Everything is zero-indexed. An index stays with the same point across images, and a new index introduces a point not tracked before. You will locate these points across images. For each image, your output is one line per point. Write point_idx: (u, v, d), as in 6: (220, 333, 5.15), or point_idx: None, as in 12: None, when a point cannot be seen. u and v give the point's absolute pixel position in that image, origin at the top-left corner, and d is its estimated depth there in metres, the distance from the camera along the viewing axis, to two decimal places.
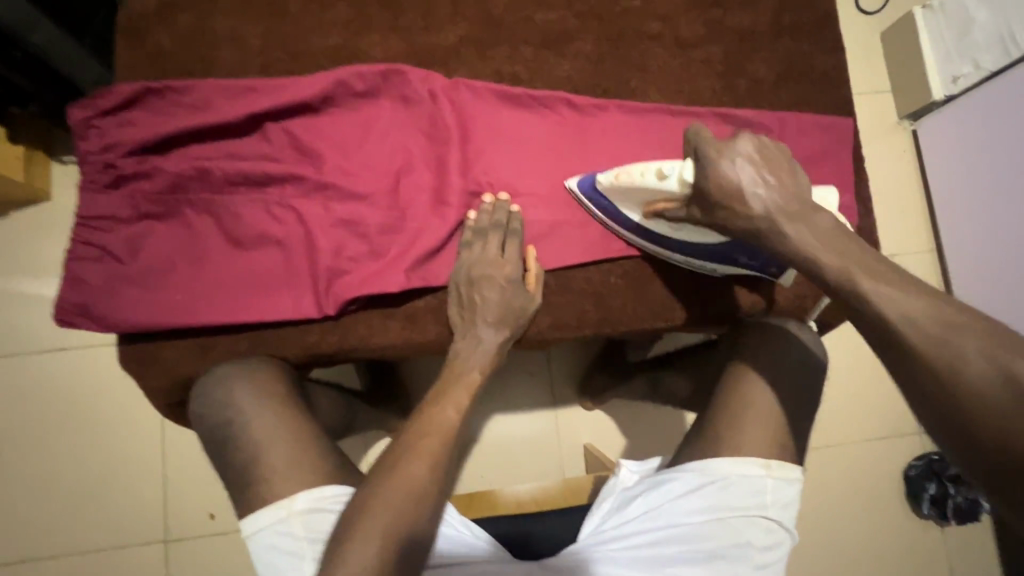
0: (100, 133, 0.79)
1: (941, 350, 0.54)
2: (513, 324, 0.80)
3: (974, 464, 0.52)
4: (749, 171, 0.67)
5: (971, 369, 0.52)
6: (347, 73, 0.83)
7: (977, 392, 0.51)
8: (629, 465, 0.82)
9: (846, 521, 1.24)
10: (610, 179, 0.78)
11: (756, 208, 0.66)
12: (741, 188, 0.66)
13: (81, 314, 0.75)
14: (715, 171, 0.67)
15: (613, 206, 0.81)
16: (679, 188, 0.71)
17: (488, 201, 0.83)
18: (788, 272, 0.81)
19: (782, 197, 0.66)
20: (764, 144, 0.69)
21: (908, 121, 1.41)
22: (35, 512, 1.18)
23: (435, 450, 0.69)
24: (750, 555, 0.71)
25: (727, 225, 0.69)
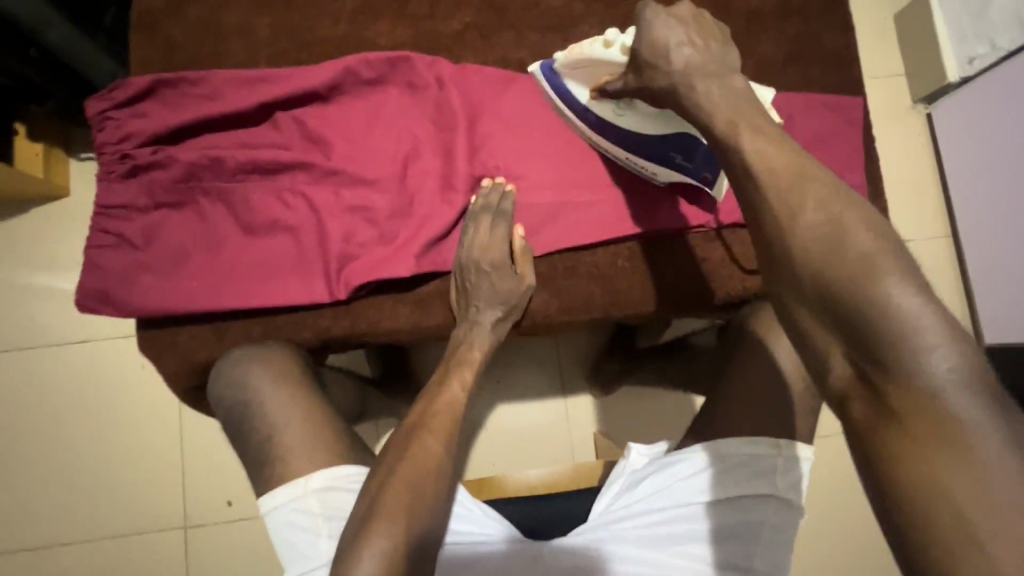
0: (115, 124, 0.81)
1: (781, 204, 0.54)
2: (505, 303, 0.80)
3: (793, 308, 0.52)
4: (682, 31, 0.65)
5: (806, 219, 0.52)
6: (355, 61, 0.84)
7: (804, 237, 0.52)
8: (639, 447, 0.82)
9: (860, 509, 1.23)
10: (563, 56, 0.78)
11: (678, 59, 0.64)
12: (666, 42, 0.65)
13: (101, 300, 0.77)
14: (648, 25, 0.66)
15: (564, 85, 0.81)
16: (619, 57, 0.72)
17: (486, 184, 0.83)
18: (720, 181, 0.80)
19: (704, 58, 0.64)
20: (701, 13, 0.67)
21: (922, 104, 1.39)
22: (60, 498, 1.21)
23: (447, 427, 0.70)
24: (763, 535, 0.72)
25: (648, 87, 0.67)
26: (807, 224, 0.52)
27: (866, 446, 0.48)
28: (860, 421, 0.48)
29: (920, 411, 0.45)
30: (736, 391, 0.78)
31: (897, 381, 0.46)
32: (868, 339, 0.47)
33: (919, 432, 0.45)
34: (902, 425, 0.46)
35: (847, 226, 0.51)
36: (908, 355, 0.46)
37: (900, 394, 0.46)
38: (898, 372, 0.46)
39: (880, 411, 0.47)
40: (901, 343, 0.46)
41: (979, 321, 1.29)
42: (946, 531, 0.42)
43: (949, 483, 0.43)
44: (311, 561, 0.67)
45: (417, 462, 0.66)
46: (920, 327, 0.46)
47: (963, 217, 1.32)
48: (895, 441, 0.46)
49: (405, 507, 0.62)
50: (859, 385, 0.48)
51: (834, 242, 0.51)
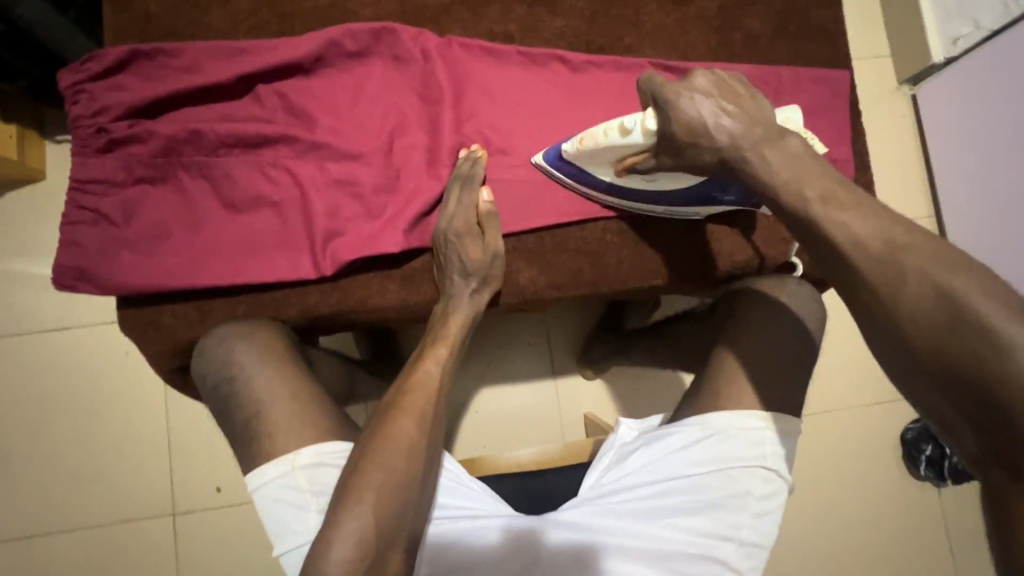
0: (90, 96, 0.78)
1: (883, 277, 0.53)
2: (480, 274, 0.79)
3: (914, 381, 0.52)
4: (710, 103, 0.65)
5: (911, 290, 0.52)
6: (339, 33, 0.82)
7: (910, 308, 0.52)
8: (628, 422, 0.84)
9: (845, 485, 1.25)
10: (575, 146, 0.76)
11: (717, 136, 0.64)
12: (702, 121, 0.65)
13: (79, 278, 0.75)
14: (675, 109, 0.65)
15: (582, 172, 0.80)
16: (645, 138, 0.69)
17: (463, 154, 0.82)
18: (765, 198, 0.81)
19: (745, 126, 0.64)
20: (719, 78, 0.68)
21: (907, 85, 1.40)
22: (43, 487, 1.19)
23: (422, 405, 0.70)
24: (749, 504, 0.73)
25: (694, 162, 0.67)
26: (912, 294, 0.52)
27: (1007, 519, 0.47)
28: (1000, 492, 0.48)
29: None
30: (723, 365, 0.78)
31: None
32: (997, 410, 0.46)
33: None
34: None
35: (952, 282, 0.50)
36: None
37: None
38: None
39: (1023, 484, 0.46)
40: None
41: None
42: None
43: None
44: (299, 537, 0.67)
45: (399, 438, 0.66)
46: None
47: (947, 197, 1.34)
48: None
49: (379, 488, 0.63)
50: (994, 459, 0.48)
51: (952, 316, 0.49)
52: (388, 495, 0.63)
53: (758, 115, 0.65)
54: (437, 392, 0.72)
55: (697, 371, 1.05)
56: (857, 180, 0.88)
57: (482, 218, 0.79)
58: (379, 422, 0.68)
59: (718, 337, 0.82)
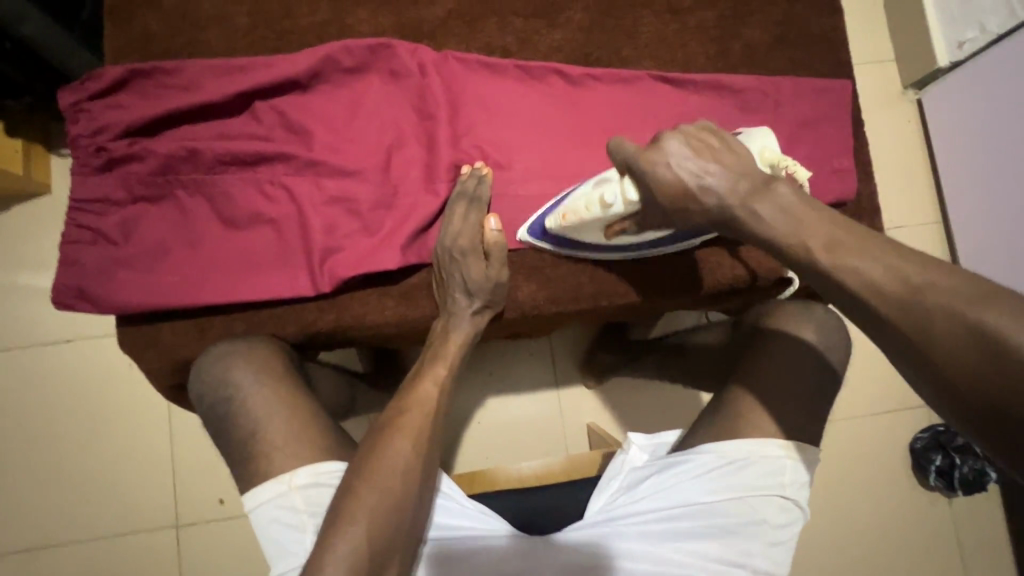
0: (89, 116, 0.79)
1: (908, 310, 0.50)
2: (484, 292, 0.78)
3: (954, 408, 0.49)
4: (690, 162, 0.62)
5: (939, 321, 0.49)
6: (335, 48, 0.82)
7: (945, 343, 0.49)
8: (638, 441, 0.83)
9: (853, 496, 1.23)
10: (558, 222, 0.76)
11: (705, 201, 0.61)
12: (687, 187, 0.62)
13: (78, 297, 0.76)
14: (658, 183, 0.63)
15: (569, 239, 0.79)
16: (626, 208, 0.69)
17: (465, 170, 0.81)
18: None
19: (730, 180, 0.61)
20: (690, 131, 0.64)
21: (913, 90, 1.39)
22: (47, 500, 1.20)
23: (417, 426, 0.69)
24: (764, 533, 0.72)
25: (685, 225, 0.65)
26: (944, 330, 0.49)
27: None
28: None
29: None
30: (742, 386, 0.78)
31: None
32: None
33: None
34: None
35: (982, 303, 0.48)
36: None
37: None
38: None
39: None
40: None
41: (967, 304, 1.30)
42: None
43: None
44: (295, 558, 0.66)
45: (393, 460, 0.65)
46: None
47: (953, 203, 1.32)
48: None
49: (373, 508, 0.62)
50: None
51: (984, 346, 0.47)
52: (383, 516, 0.62)
53: (747, 164, 0.61)
54: (434, 410, 0.72)
55: (711, 390, 1.04)
56: (860, 190, 0.86)
57: (489, 242, 0.78)
58: (374, 443, 0.67)
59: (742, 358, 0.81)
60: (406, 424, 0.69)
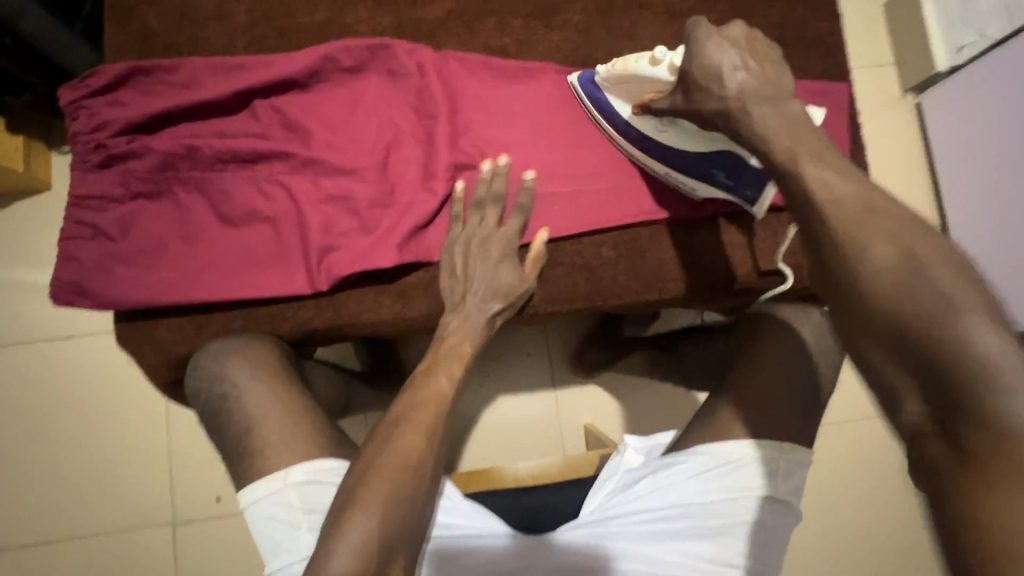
0: (89, 113, 0.79)
1: (850, 234, 0.51)
2: (508, 294, 0.78)
3: (865, 344, 0.48)
4: (733, 53, 0.63)
5: (876, 248, 0.50)
6: (334, 48, 0.82)
7: (879, 269, 0.49)
8: (634, 443, 0.84)
9: (850, 499, 1.23)
10: (608, 70, 0.78)
11: (727, 84, 0.62)
12: (718, 68, 0.63)
13: (76, 293, 0.76)
14: (698, 53, 0.64)
15: (606, 102, 0.82)
16: (667, 75, 0.71)
17: (488, 166, 0.80)
18: (764, 199, 0.80)
19: (759, 82, 0.62)
20: (753, 33, 0.65)
21: (912, 93, 1.39)
22: (44, 496, 1.20)
23: (430, 420, 0.68)
24: (758, 534, 0.72)
25: (697, 107, 0.66)
26: (878, 257, 0.49)
27: (940, 493, 0.43)
28: (932, 462, 0.44)
29: (1002, 459, 0.40)
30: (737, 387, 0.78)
31: (980, 422, 0.41)
32: (947, 380, 0.43)
33: (997, 480, 0.40)
34: (976, 467, 0.41)
35: (922, 261, 0.48)
36: (990, 391, 0.41)
37: (978, 441, 0.41)
38: (980, 411, 0.41)
39: (953, 448, 0.43)
40: (987, 382, 0.42)
41: None
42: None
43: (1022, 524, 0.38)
44: (291, 555, 0.66)
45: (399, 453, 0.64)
46: (1007, 368, 0.42)
47: (951, 206, 1.32)
48: (975, 491, 0.40)
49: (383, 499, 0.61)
50: (933, 421, 0.44)
51: (910, 271, 0.48)
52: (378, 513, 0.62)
53: (776, 80, 0.63)
54: (446, 404, 0.70)
55: (707, 388, 1.05)
56: None
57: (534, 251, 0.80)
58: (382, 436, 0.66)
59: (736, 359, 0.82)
60: (415, 419, 0.67)
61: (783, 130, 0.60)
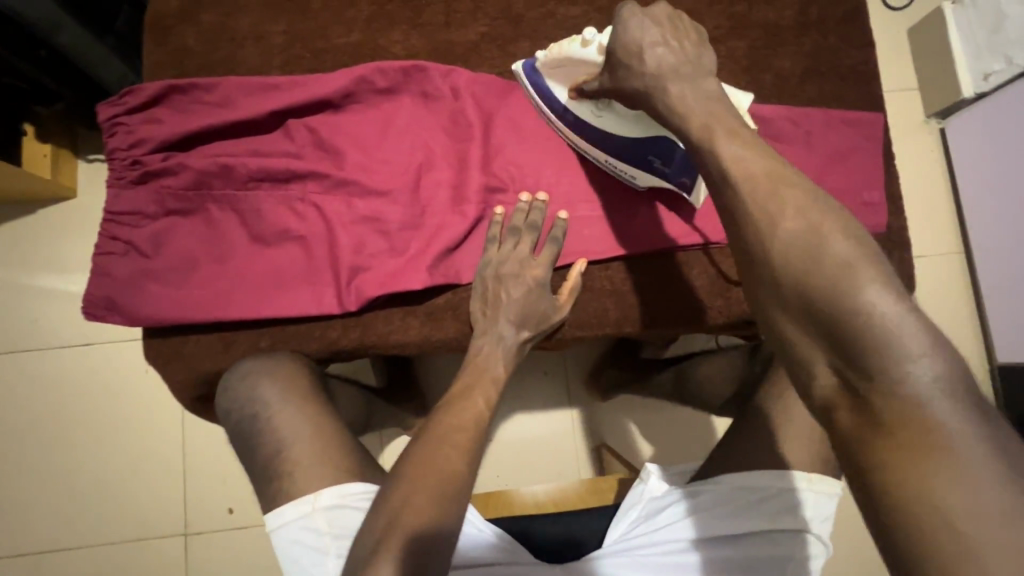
0: (126, 129, 0.80)
1: (764, 211, 0.52)
2: (535, 327, 0.78)
3: (775, 318, 0.50)
4: (655, 32, 0.64)
5: (786, 225, 0.50)
6: (370, 70, 0.83)
7: (784, 246, 0.50)
8: (657, 470, 0.79)
9: (871, 531, 1.20)
10: (543, 54, 0.77)
11: (649, 63, 0.63)
12: (639, 44, 0.63)
13: (108, 308, 0.76)
14: (621, 29, 0.65)
15: (546, 84, 0.80)
16: (597, 56, 0.71)
17: (525, 199, 0.81)
18: (698, 188, 0.79)
19: (675, 60, 0.63)
20: (677, 15, 0.66)
21: (936, 119, 1.38)
22: (59, 504, 1.20)
23: (460, 445, 0.66)
24: (789, 569, 0.70)
25: (622, 84, 0.66)
26: (787, 234, 0.50)
27: (853, 458, 0.45)
28: (848, 433, 0.46)
29: (910, 424, 0.43)
30: (768, 419, 0.77)
31: (884, 390, 0.44)
32: (853, 350, 0.45)
33: (904, 440, 0.43)
34: (886, 434, 0.43)
35: (825, 235, 0.49)
36: (887, 360, 0.44)
37: (885, 404, 0.44)
38: (883, 380, 0.44)
39: (866, 419, 0.45)
40: (886, 352, 0.44)
41: (991, 337, 1.28)
42: (943, 540, 0.39)
43: (938, 493, 0.40)
44: None
45: (434, 473, 0.62)
46: (901, 336, 0.44)
47: (976, 233, 1.30)
48: (884, 450, 0.43)
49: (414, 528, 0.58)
50: (844, 394, 0.46)
51: (811, 244, 0.49)
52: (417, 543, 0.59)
53: (696, 59, 0.64)
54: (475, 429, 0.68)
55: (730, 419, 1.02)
56: (890, 224, 0.86)
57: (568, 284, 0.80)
58: (410, 458, 0.64)
59: (764, 392, 0.81)
60: (446, 441, 0.65)
61: (717, 124, 0.59)
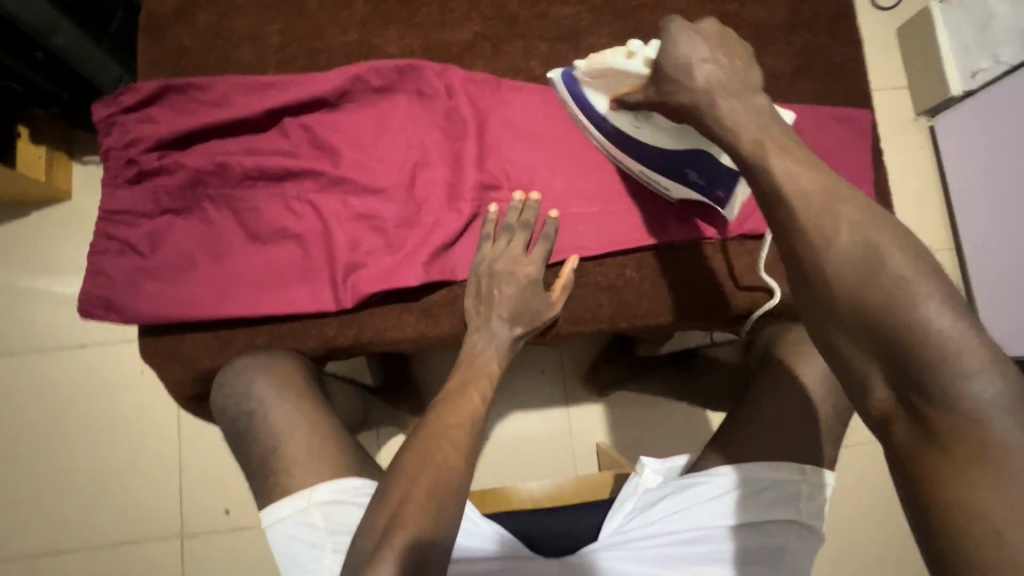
0: (122, 128, 0.81)
1: (816, 221, 0.52)
2: (529, 322, 0.79)
3: (829, 334, 0.51)
4: (703, 48, 0.63)
5: (841, 240, 0.50)
6: (365, 69, 0.84)
7: (840, 261, 0.50)
8: (652, 465, 0.81)
9: (865, 525, 1.21)
10: (583, 65, 0.76)
11: (698, 79, 0.62)
12: (687, 61, 0.62)
13: (104, 306, 0.76)
14: (669, 45, 0.63)
15: (584, 94, 0.78)
16: (643, 68, 0.69)
17: (519, 197, 0.82)
18: (736, 198, 0.79)
19: (726, 77, 0.62)
20: (726, 31, 0.65)
21: (926, 117, 1.40)
22: (55, 506, 1.19)
23: (457, 440, 0.66)
24: (782, 560, 0.71)
25: (669, 100, 0.65)
26: (843, 249, 0.50)
27: (908, 471, 0.47)
28: (902, 446, 0.47)
29: (969, 441, 0.44)
30: (759, 411, 0.78)
31: (944, 407, 0.45)
32: (913, 369, 0.46)
33: (962, 454, 0.44)
34: (944, 450, 0.45)
35: (884, 252, 0.49)
36: (949, 377, 0.45)
37: (944, 421, 0.45)
38: (943, 397, 0.45)
39: (922, 434, 0.46)
40: (948, 371, 0.45)
41: None
42: (999, 551, 0.41)
43: (995, 507, 0.42)
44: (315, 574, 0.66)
45: (430, 467, 0.63)
46: (963, 355, 0.45)
47: (966, 230, 1.32)
48: (941, 466, 0.45)
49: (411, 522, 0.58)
50: (900, 409, 0.47)
51: (869, 260, 0.49)
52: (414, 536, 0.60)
53: (744, 76, 0.62)
54: (472, 424, 0.69)
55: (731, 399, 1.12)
56: None
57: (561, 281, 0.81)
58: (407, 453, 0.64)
59: (757, 386, 0.81)
60: (442, 436, 0.66)
61: (754, 130, 0.59)
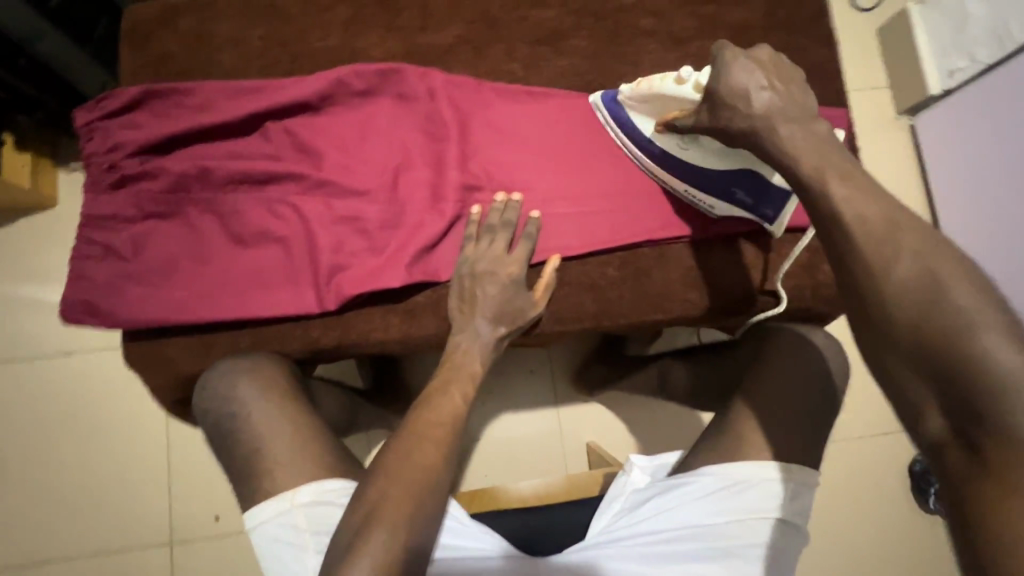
0: (104, 133, 0.81)
1: (874, 243, 0.53)
2: (512, 322, 0.79)
3: (886, 360, 0.51)
4: (759, 75, 0.64)
5: (900, 268, 0.51)
6: (347, 72, 0.84)
7: (901, 289, 0.51)
8: (640, 464, 0.84)
9: (852, 519, 1.23)
10: (631, 89, 0.79)
11: (754, 105, 0.63)
12: (745, 88, 0.63)
13: (86, 311, 0.76)
14: (725, 73, 0.64)
15: (630, 120, 0.83)
16: (694, 93, 0.71)
17: (500, 199, 0.83)
18: (784, 215, 0.82)
19: (783, 102, 0.62)
20: (779, 58, 0.66)
21: (906, 116, 1.42)
22: (41, 515, 1.18)
23: (439, 439, 0.66)
24: (767, 557, 0.71)
25: (722, 124, 0.66)
26: (902, 277, 0.51)
27: (960, 502, 0.46)
28: (956, 477, 0.46)
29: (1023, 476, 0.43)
30: (742, 408, 0.79)
31: (999, 439, 0.44)
32: (972, 400, 0.46)
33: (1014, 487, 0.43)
34: (998, 482, 0.44)
35: (947, 284, 0.49)
36: (1007, 409, 0.44)
37: (998, 454, 0.44)
38: (999, 428, 0.44)
39: (975, 465, 0.45)
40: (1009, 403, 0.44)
41: None
42: None
43: None
44: None
45: (412, 466, 0.63)
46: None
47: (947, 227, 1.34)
48: (994, 498, 0.44)
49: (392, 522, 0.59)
50: (955, 439, 0.47)
51: (930, 290, 0.50)
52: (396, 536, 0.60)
53: (801, 99, 0.63)
54: (454, 423, 0.69)
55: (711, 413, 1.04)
56: None
57: (543, 281, 0.82)
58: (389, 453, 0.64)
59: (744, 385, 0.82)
60: (424, 436, 0.66)
61: (778, 146, 0.61)
